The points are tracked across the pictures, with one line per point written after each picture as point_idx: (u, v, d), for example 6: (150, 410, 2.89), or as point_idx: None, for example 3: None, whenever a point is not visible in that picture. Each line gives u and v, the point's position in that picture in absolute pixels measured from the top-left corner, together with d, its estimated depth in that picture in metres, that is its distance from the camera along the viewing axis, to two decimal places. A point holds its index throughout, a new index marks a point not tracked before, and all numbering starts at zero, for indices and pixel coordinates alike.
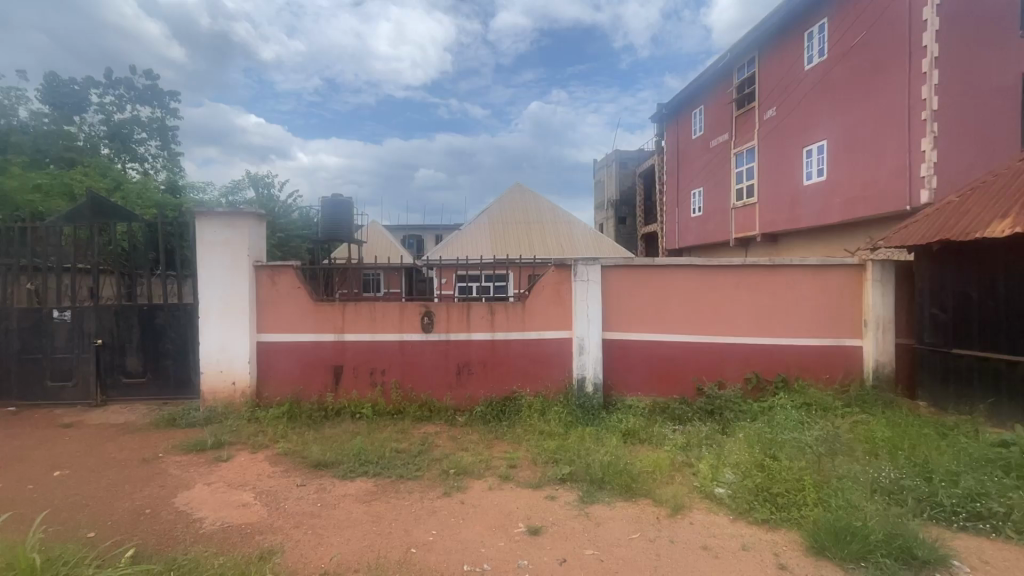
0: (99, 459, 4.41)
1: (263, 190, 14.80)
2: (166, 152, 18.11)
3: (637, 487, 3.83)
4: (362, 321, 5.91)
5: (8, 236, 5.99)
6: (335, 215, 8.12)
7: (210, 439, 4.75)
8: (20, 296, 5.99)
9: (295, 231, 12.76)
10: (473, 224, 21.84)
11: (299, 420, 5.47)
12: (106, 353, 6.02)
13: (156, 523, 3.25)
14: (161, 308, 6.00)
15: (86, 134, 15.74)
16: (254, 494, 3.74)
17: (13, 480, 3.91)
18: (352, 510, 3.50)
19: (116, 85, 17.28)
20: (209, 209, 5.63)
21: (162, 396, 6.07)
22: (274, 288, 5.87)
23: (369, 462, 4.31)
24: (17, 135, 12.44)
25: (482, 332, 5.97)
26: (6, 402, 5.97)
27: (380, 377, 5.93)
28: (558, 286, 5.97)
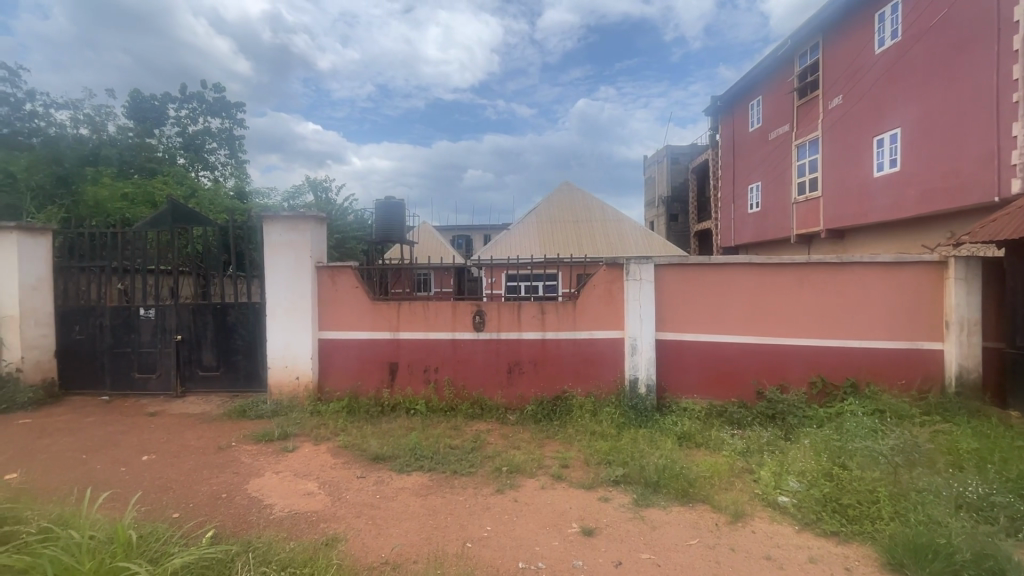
0: (180, 445, 4.78)
1: (321, 195, 15.50)
2: (233, 160, 19.30)
3: (694, 491, 3.72)
4: (415, 320, 6.07)
5: (103, 241, 6.58)
6: (388, 217, 8.38)
7: (278, 431, 5.04)
8: (113, 295, 6.58)
9: (350, 233, 13.26)
10: (522, 223, 21.92)
11: (357, 415, 5.70)
12: (185, 348, 6.50)
13: (232, 507, 3.49)
14: (232, 307, 6.40)
15: (164, 145, 17.03)
16: (318, 484, 3.94)
17: (110, 462, 4.31)
18: (409, 503, 3.61)
19: (190, 100, 18.62)
20: (275, 213, 5.96)
21: (234, 389, 6.48)
22: (334, 287, 6.14)
23: (424, 457, 4.43)
24: (107, 148, 13.66)
25: (532, 331, 5.99)
26: (101, 391, 6.58)
27: (433, 375, 6.07)
28: (610, 285, 5.90)
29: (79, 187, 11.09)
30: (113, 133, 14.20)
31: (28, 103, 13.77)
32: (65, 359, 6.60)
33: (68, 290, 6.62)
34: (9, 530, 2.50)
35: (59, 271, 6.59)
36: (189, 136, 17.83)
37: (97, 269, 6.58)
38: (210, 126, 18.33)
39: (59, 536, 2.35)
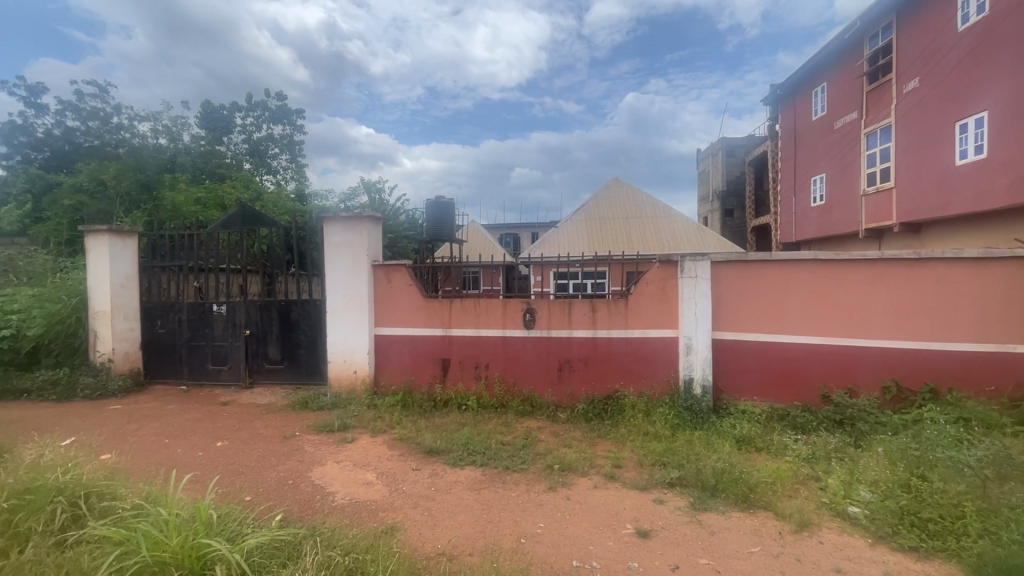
0: (250, 433, 5.09)
1: (375, 196, 16.02)
2: (294, 164, 20.29)
3: (755, 497, 3.57)
4: (467, 317, 6.17)
5: (180, 242, 7.10)
6: (439, 217, 8.55)
7: (338, 422, 5.27)
8: (189, 292, 7.08)
9: (403, 233, 13.64)
10: (570, 220, 21.75)
11: (411, 409, 5.86)
12: (253, 342, 6.91)
13: (298, 493, 3.69)
14: (295, 303, 6.74)
15: (233, 152, 18.15)
16: (376, 474, 4.08)
17: (189, 447, 4.66)
18: (463, 497, 3.67)
19: (255, 108, 19.74)
20: (334, 213, 6.24)
21: (297, 381, 6.83)
22: (389, 285, 6.33)
23: (477, 452, 4.50)
24: (183, 156, 14.72)
25: (583, 329, 5.95)
26: (180, 381, 7.11)
27: (484, 371, 6.14)
28: (663, 282, 5.76)
29: (160, 192, 12.03)
30: (188, 142, 15.28)
31: (116, 117, 15.05)
32: (149, 351, 7.17)
33: (151, 288, 7.20)
34: (107, 505, 2.74)
35: (144, 271, 7.17)
36: (254, 143, 18.90)
37: (176, 268, 7.11)
38: (273, 133, 19.38)
39: (150, 512, 2.56)
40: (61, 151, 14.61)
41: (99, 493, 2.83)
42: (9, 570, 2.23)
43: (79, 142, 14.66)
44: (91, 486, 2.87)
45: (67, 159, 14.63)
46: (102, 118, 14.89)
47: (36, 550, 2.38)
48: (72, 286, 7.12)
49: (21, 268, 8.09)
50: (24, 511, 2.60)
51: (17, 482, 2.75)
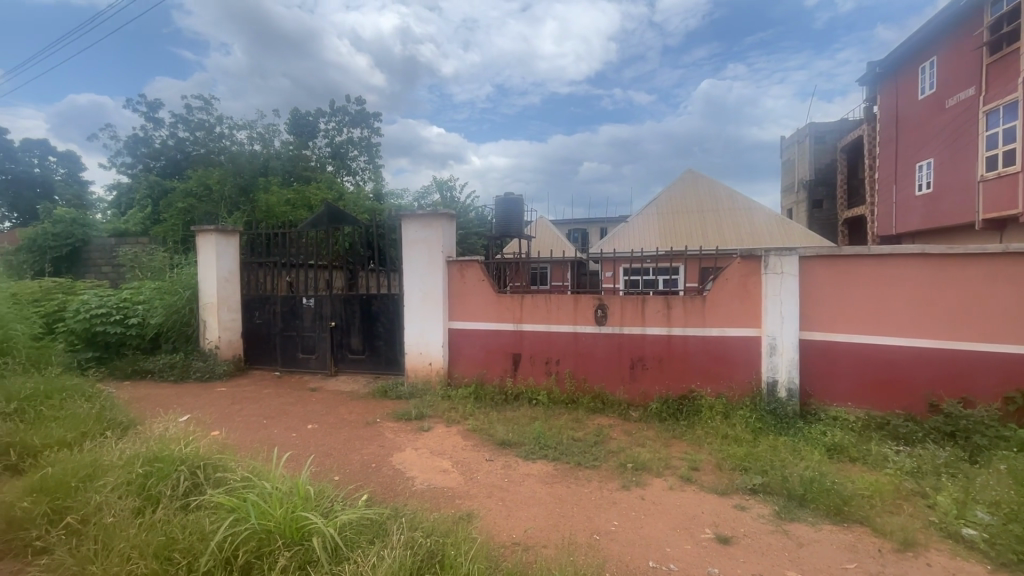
0: (337, 418, 5.46)
1: (446, 194, 16.48)
2: (372, 165, 21.33)
3: (850, 511, 3.32)
4: (538, 312, 6.21)
5: (274, 240, 7.71)
6: (507, 214, 8.66)
7: (415, 411, 5.51)
8: (282, 287, 7.68)
9: (473, 229, 13.94)
10: (641, 215, 21.13)
11: (483, 401, 6.00)
12: (337, 333, 7.38)
13: (381, 476, 3.92)
14: (375, 297, 7.11)
15: (317, 155, 19.39)
16: (451, 463, 4.23)
17: (284, 428, 5.08)
18: (535, 489, 3.72)
19: (337, 113, 20.96)
20: (411, 212, 6.51)
21: (376, 371, 7.21)
22: (463, 281, 6.51)
23: (548, 446, 4.53)
24: (275, 161, 15.95)
25: (657, 326, 5.79)
26: (274, 367, 7.75)
27: (555, 366, 6.15)
28: (745, 279, 5.48)
29: (256, 195, 13.13)
30: (279, 147, 16.52)
31: (219, 127, 16.59)
32: (249, 339, 7.89)
33: (251, 282, 7.90)
34: (220, 475, 3.06)
35: (244, 266, 7.88)
36: (336, 146, 20.07)
37: (271, 265, 7.74)
38: (353, 136, 20.49)
39: (256, 485, 2.83)
40: (174, 160, 16.35)
41: (213, 465, 3.17)
42: (145, 527, 2.55)
43: (189, 151, 16.33)
44: (207, 459, 3.21)
45: (179, 166, 16.35)
46: (208, 128, 16.45)
47: (166, 511, 2.71)
48: (185, 279, 7.98)
49: (145, 265, 9.18)
50: (155, 476, 2.96)
51: (148, 451, 3.14)
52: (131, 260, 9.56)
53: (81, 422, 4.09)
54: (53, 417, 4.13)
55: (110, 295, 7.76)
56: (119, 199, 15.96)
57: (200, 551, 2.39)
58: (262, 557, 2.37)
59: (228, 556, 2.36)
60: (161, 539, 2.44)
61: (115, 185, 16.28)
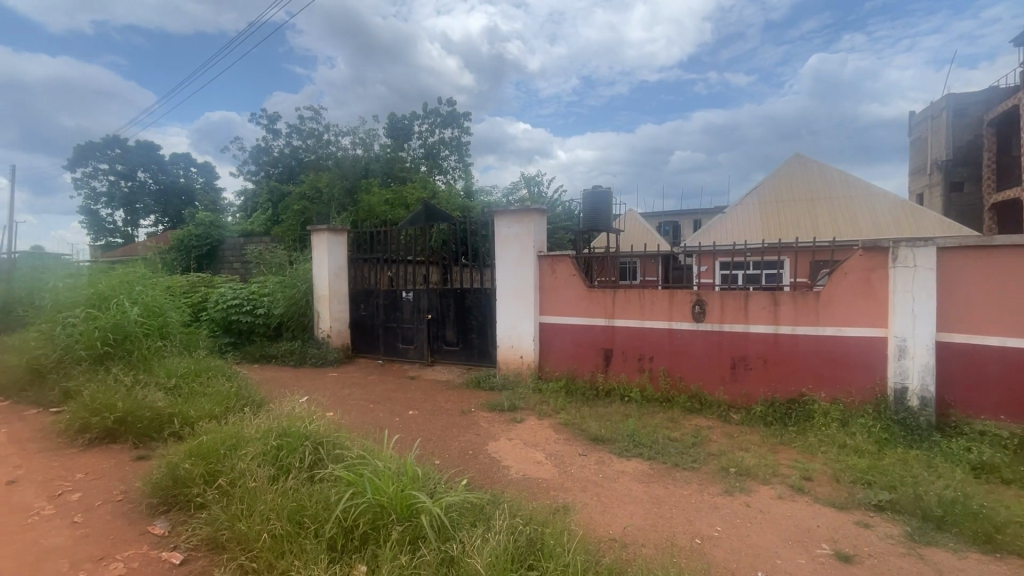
0: (435, 405, 5.76)
1: (534, 189, 16.59)
2: (462, 163, 22.06)
3: (1004, 540, 2.88)
4: (631, 308, 6.06)
5: (377, 237, 8.27)
6: (595, 208, 8.53)
7: (508, 403, 5.65)
8: (384, 281, 8.24)
9: (559, 224, 13.89)
10: (740, 205, 19.79)
11: (574, 396, 5.99)
12: (433, 325, 7.75)
13: (479, 463, 4.08)
14: (469, 291, 7.37)
15: (412, 156, 20.43)
16: (545, 455, 4.29)
17: (389, 412, 5.46)
18: (632, 488, 3.66)
19: (430, 115, 21.92)
20: (504, 208, 6.65)
21: (470, 363, 7.48)
22: (554, 275, 6.54)
23: (643, 444, 4.43)
24: (374, 163, 17.06)
25: (762, 324, 5.41)
26: (378, 356, 8.33)
27: (648, 364, 5.97)
28: (869, 273, 4.95)
29: (359, 196, 14.15)
30: (378, 150, 17.61)
31: (326, 134, 18.08)
32: (355, 330, 8.56)
33: (357, 277, 8.55)
34: (338, 452, 3.37)
35: (352, 262, 8.56)
36: (428, 147, 20.99)
37: (375, 261, 8.32)
38: (444, 136, 21.33)
39: (371, 463, 3.07)
40: (290, 166, 18.11)
41: (332, 442, 3.49)
42: (280, 492, 2.88)
43: (302, 158, 18.00)
44: (328, 436, 3.54)
45: (294, 172, 18.08)
46: (317, 136, 17.98)
47: (296, 480, 3.04)
48: (301, 274, 8.83)
49: (268, 261, 10.28)
50: (286, 449, 3.34)
51: (279, 426, 3.53)
52: (257, 257, 10.76)
53: (224, 398, 4.70)
54: (203, 393, 4.80)
55: (242, 288, 8.81)
56: (246, 203, 18.01)
57: (325, 518, 2.65)
58: (378, 530, 2.57)
59: (349, 525, 2.59)
60: (292, 504, 2.74)
61: (243, 191, 18.40)
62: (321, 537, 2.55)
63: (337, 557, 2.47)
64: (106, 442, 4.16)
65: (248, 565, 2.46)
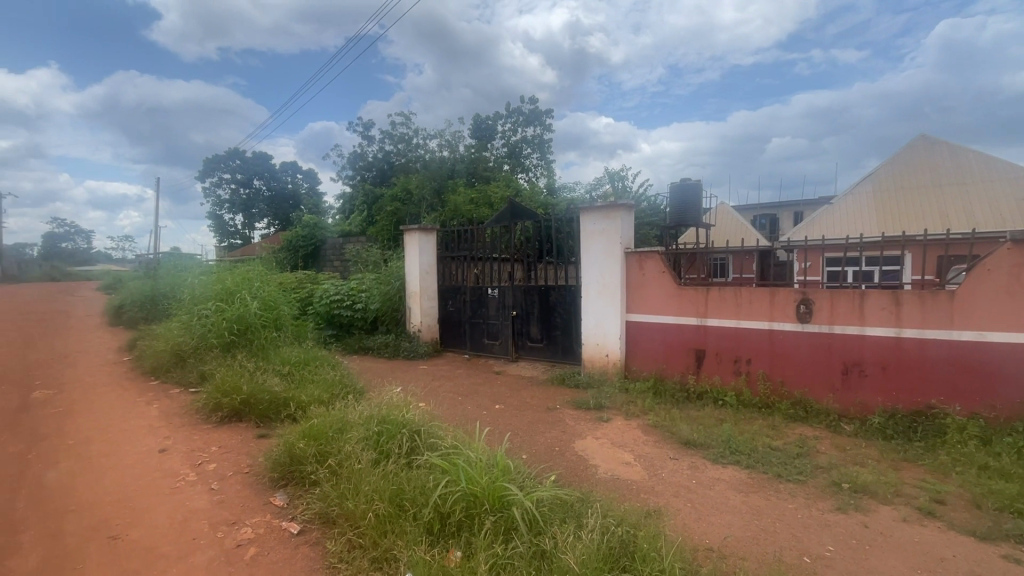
0: (521, 401, 5.85)
1: (617, 184, 16.21)
2: (544, 161, 22.09)
3: None
4: (726, 306, 5.72)
5: (464, 235, 8.54)
6: (683, 201, 8.14)
7: (594, 402, 5.59)
8: (471, 278, 8.49)
9: (645, 219, 13.43)
10: (851, 195, 18.00)
11: (663, 397, 5.78)
12: (518, 322, 7.86)
13: (566, 460, 4.08)
14: (553, 288, 7.38)
15: (495, 155, 20.80)
16: (634, 456, 4.19)
17: (476, 405, 5.63)
18: (728, 496, 3.46)
19: (514, 114, 22.18)
20: (590, 204, 6.57)
21: (554, 360, 7.49)
22: (642, 273, 6.35)
23: (740, 452, 4.17)
24: (460, 163, 17.60)
25: (881, 326, 4.87)
26: (465, 350, 8.61)
27: (745, 366, 5.61)
28: (1019, 270, 4.28)
29: (446, 196, 14.68)
30: (463, 151, 18.14)
31: (415, 138, 18.96)
32: (444, 325, 8.91)
33: (445, 274, 8.89)
34: (432, 441, 3.53)
35: (440, 260, 8.92)
36: (512, 146, 21.25)
37: (462, 258, 8.60)
38: (527, 135, 21.49)
39: (463, 453, 3.19)
40: (383, 170, 19.23)
41: (427, 430, 3.67)
42: (381, 475, 3.09)
43: (393, 161, 19.04)
44: (423, 425, 3.72)
45: (386, 175, 19.18)
46: (407, 140, 18.91)
47: (395, 465, 3.24)
48: (394, 271, 9.35)
49: (365, 259, 11.00)
50: (386, 435, 3.56)
51: (379, 413, 3.77)
52: (355, 256, 11.57)
53: (330, 385, 5.12)
54: (312, 380, 5.26)
55: (343, 285, 9.51)
56: (344, 206, 19.42)
57: (423, 503, 2.80)
58: (471, 517, 2.66)
59: (445, 511, 2.71)
60: (393, 487, 2.92)
61: (343, 194, 19.87)
62: (419, 519, 2.69)
63: (435, 540, 2.60)
64: (234, 420, 4.70)
65: (356, 540, 2.67)
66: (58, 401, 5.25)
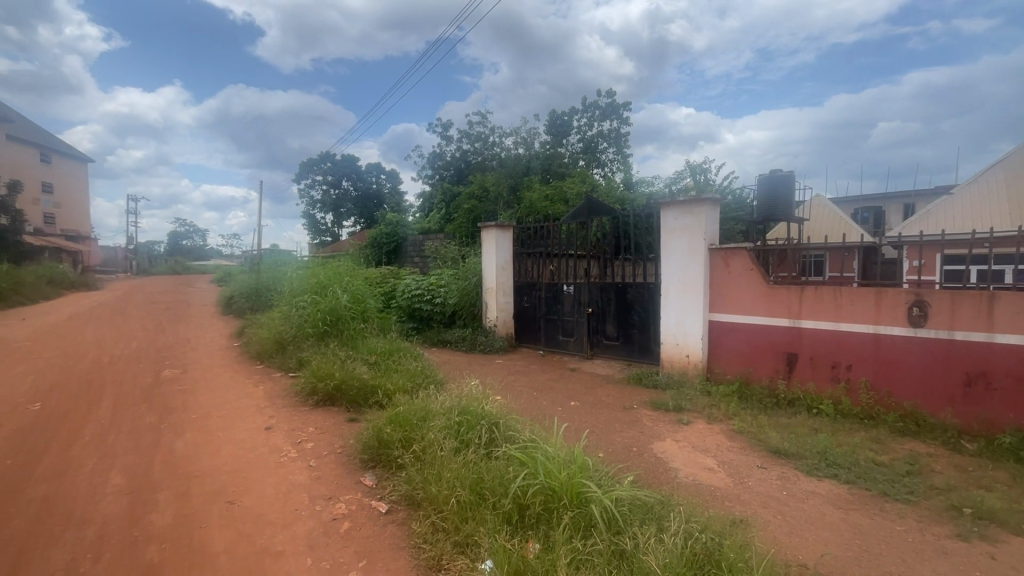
0: (596, 399, 5.79)
1: (699, 177, 15.49)
2: (621, 155, 21.59)
3: None
4: (823, 307, 5.29)
5: (540, 232, 8.59)
6: (773, 193, 7.59)
7: (673, 403, 5.40)
8: (546, 274, 8.52)
9: (730, 213, 12.69)
10: (976, 182, 15.87)
11: (750, 402, 5.47)
12: (594, 319, 7.78)
13: (644, 460, 3.99)
14: (631, 286, 7.21)
15: (570, 151, 20.63)
16: (717, 462, 4.01)
17: (551, 401, 5.66)
18: (824, 512, 3.22)
19: (590, 109, 21.87)
20: (671, 199, 6.35)
21: (630, 358, 7.32)
22: (727, 270, 6.04)
23: (838, 464, 3.86)
24: (535, 159, 17.66)
25: (1013, 333, 4.28)
26: (539, 346, 8.66)
27: (845, 373, 5.15)
28: None
29: (522, 193, 14.81)
30: (538, 148, 18.19)
31: (492, 137, 19.28)
32: (519, 320, 9.03)
33: (520, 270, 8.99)
34: (511, 434, 3.61)
35: (516, 256, 9.03)
36: (587, 141, 20.97)
37: (537, 254, 8.65)
38: (603, 129, 21.10)
39: (542, 447, 3.22)
40: (460, 169, 19.80)
41: (505, 423, 3.75)
42: (463, 463, 3.21)
43: (470, 160, 19.53)
44: (501, 418, 3.81)
45: (463, 173, 19.71)
46: (484, 139, 19.29)
47: (475, 454, 3.34)
48: (471, 267, 9.60)
49: (443, 255, 11.39)
50: (466, 425, 3.69)
51: (460, 404, 3.91)
52: (435, 252, 12.00)
53: (413, 375, 5.38)
54: (396, 369, 5.56)
55: (423, 280, 9.93)
56: (424, 204, 20.23)
57: (502, 493, 2.86)
58: (550, 511, 2.68)
59: (524, 502, 2.76)
60: (473, 475, 3.02)
61: (423, 193, 20.72)
62: (499, 509, 2.76)
63: (514, 530, 2.65)
64: (328, 404, 5.08)
65: (439, 523, 2.80)
66: (183, 380, 5.98)
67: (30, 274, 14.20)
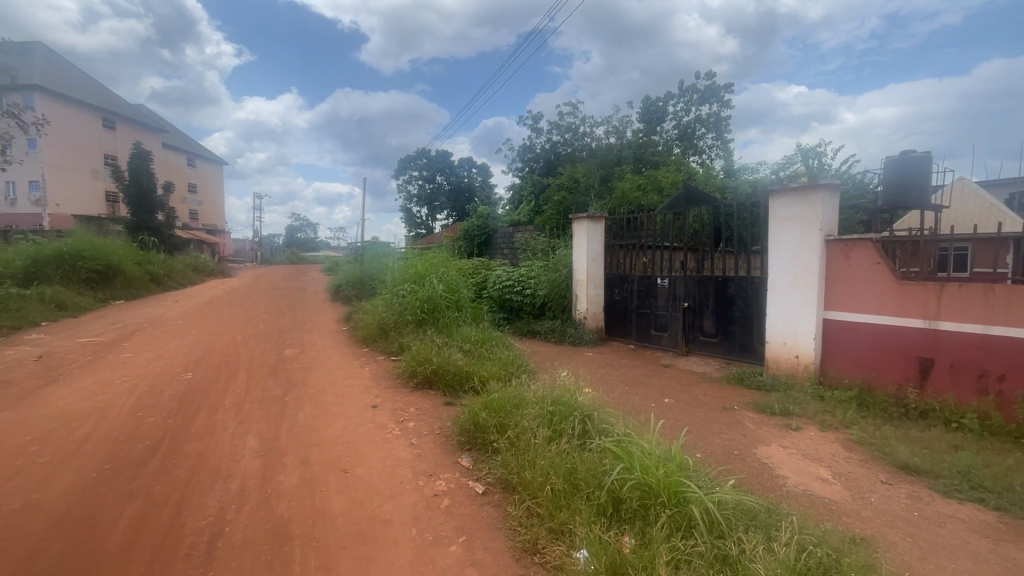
0: (693, 397, 5.54)
1: (813, 161, 14.08)
2: (720, 141, 20.27)
3: None
4: (968, 307, 4.60)
5: (633, 223, 8.36)
6: (904, 177, 6.70)
7: (780, 407, 5.02)
8: (639, 267, 8.28)
9: (849, 201, 11.41)
10: None
11: (871, 410, 4.93)
12: (690, 314, 7.44)
13: (747, 465, 3.77)
14: (732, 280, 6.78)
15: (665, 138, 19.74)
16: (832, 473, 3.67)
17: (644, 397, 5.51)
18: (967, 539, 2.83)
19: (687, 93, 20.74)
20: (782, 186, 5.86)
21: (730, 357, 6.91)
22: (847, 263, 5.44)
23: (984, 488, 3.36)
24: (626, 149, 17.16)
25: None
26: (630, 341, 8.47)
27: (996, 384, 4.45)
28: None
29: (613, 184, 14.47)
30: (630, 136, 17.62)
31: (582, 127, 19.02)
32: (610, 314, 8.88)
33: (612, 262, 8.83)
34: (604, 427, 3.58)
35: (608, 249, 8.88)
36: (684, 127, 19.91)
37: (630, 246, 8.43)
38: (702, 113, 19.92)
39: (637, 442, 3.16)
40: (550, 161, 19.79)
41: (598, 416, 3.73)
42: (556, 452, 3.24)
43: (560, 152, 19.43)
44: (593, 410, 3.79)
45: (553, 165, 19.68)
46: (574, 129, 19.07)
47: (568, 445, 3.36)
48: (561, 259, 9.59)
49: (533, 246, 11.49)
50: (558, 416, 3.71)
51: (553, 394, 3.95)
52: (524, 244, 12.13)
53: (505, 364, 5.51)
54: (489, 358, 5.73)
55: (513, 271, 10.09)
56: (514, 197, 20.51)
57: (597, 484, 2.86)
58: (647, 507, 2.63)
59: (620, 496, 2.73)
60: (568, 465, 3.04)
61: (513, 186, 21.02)
62: (594, 500, 2.76)
63: (610, 523, 2.64)
64: (427, 387, 5.37)
65: (534, 509, 2.87)
66: (301, 359, 6.64)
67: (181, 263, 16.57)
